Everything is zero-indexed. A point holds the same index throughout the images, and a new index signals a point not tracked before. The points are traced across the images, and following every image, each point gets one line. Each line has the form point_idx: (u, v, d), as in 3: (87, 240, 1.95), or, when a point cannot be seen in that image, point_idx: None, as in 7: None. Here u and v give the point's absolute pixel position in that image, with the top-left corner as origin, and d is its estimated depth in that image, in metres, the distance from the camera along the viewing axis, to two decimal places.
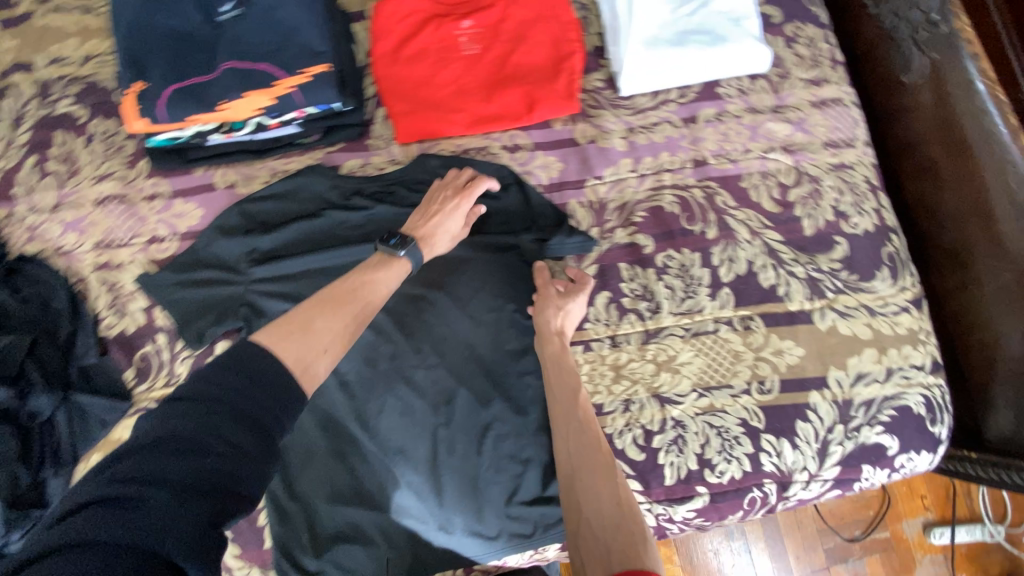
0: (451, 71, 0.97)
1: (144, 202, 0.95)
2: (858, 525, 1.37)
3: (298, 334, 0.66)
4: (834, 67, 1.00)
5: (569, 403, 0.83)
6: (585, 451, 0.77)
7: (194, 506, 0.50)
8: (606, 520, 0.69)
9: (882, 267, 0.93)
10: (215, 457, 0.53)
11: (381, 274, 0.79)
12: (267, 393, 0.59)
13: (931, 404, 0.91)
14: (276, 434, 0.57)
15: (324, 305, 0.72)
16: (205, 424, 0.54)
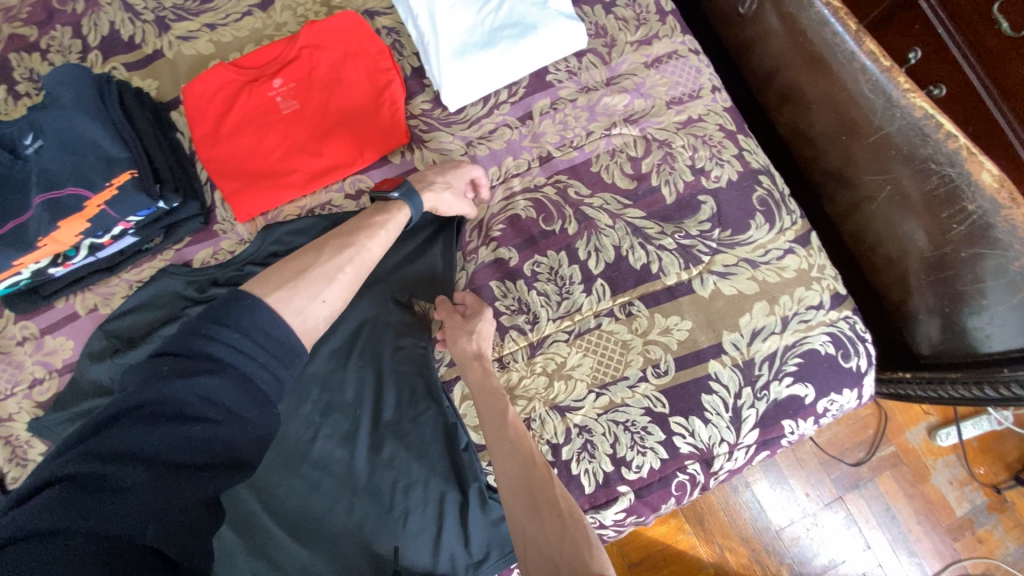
0: (275, 134, 0.94)
1: (17, 348, 0.95)
2: (862, 447, 1.29)
3: (297, 286, 0.68)
4: (662, 19, 0.94)
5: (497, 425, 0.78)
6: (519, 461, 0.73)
7: (184, 479, 0.51)
8: (551, 535, 0.65)
9: (756, 215, 0.89)
10: (207, 423, 0.54)
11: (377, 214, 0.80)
12: (260, 355, 0.60)
13: (840, 340, 0.87)
14: (267, 400, 0.60)
15: (336, 251, 0.74)
16: (196, 388, 0.55)
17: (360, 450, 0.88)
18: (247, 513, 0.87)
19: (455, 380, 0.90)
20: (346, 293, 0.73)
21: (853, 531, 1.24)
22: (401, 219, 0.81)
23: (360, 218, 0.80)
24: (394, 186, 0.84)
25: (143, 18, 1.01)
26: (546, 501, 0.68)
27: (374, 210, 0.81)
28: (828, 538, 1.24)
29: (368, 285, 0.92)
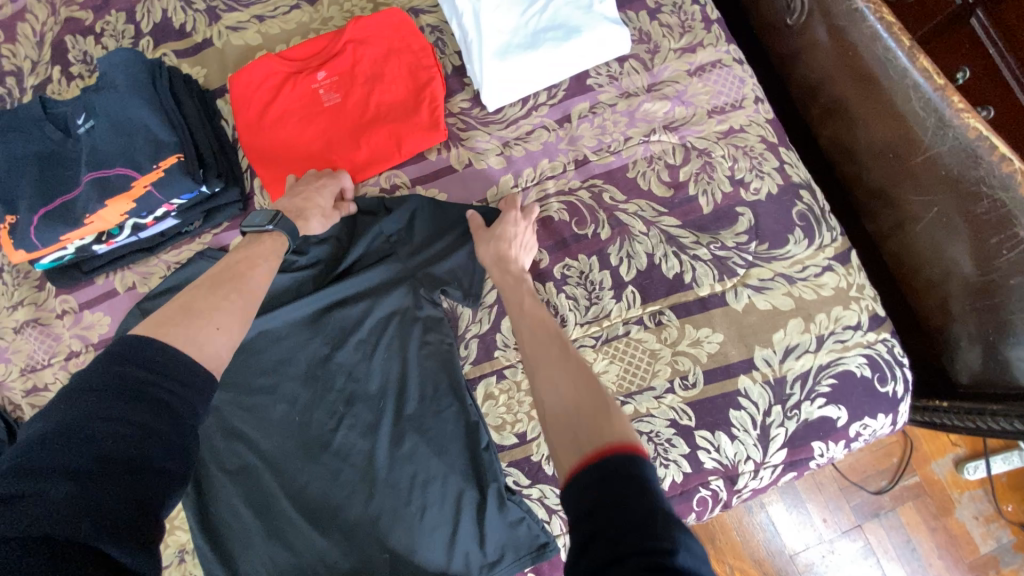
0: (316, 126, 0.95)
1: (56, 320, 0.98)
2: (884, 475, 1.25)
3: (185, 320, 0.64)
4: (708, 27, 0.93)
5: (525, 323, 0.78)
6: (544, 349, 0.73)
7: (93, 498, 0.47)
8: (571, 403, 0.64)
9: (795, 230, 0.87)
10: (116, 438, 0.50)
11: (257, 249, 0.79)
12: (166, 370, 0.57)
13: (877, 363, 0.85)
14: (183, 411, 0.56)
15: (220, 287, 0.71)
16: (95, 409, 0.51)
17: (381, 443, 0.88)
18: (267, 498, 0.88)
19: (478, 379, 0.90)
20: (240, 319, 0.70)
21: (871, 562, 1.21)
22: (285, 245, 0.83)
23: (233, 256, 0.78)
24: (273, 216, 0.82)
25: (195, 7, 1.04)
26: (568, 380, 0.67)
27: (246, 245, 0.80)
28: (844, 566, 1.21)
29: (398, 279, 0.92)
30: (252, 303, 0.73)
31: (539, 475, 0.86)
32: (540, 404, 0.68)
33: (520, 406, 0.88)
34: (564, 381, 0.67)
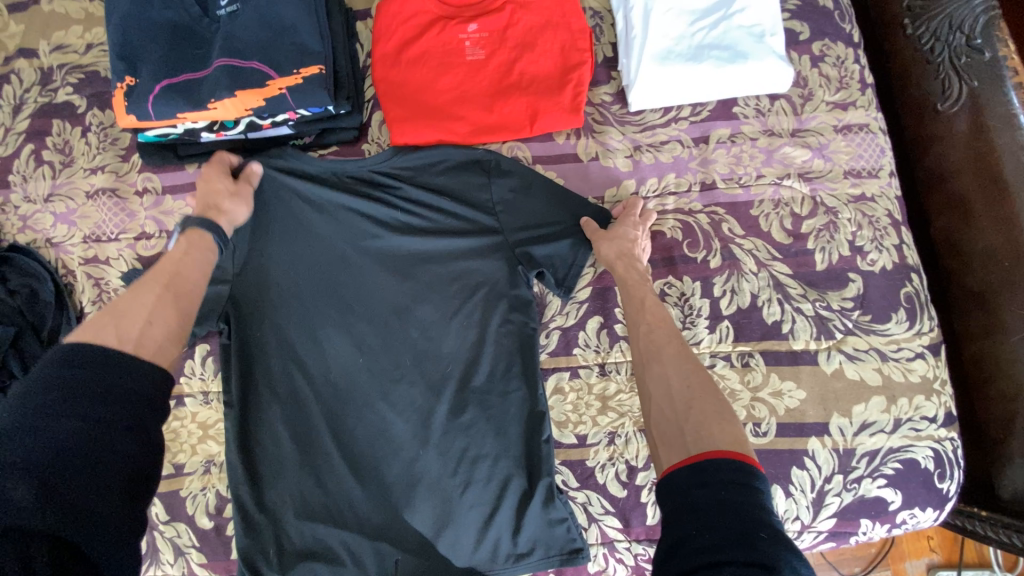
0: (453, 77, 0.92)
1: (134, 197, 0.94)
2: (858, 563, 1.27)
3: (114, 319, 0.63)
4: (864, 89, 0.92)
5: (635, 304, 0.79)
6: (659, 344, 0.73)
7: (58, 492, 0.50)
8: (675, 394, 0.67)
9: (899, 310, 0.86)
10: (71, 433, 0.53)
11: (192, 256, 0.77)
12: (112, 366, 0.58)
13: (941, 460, 0.85)
14: (140, 401, 0.58)
15: (149, 288, 0.70)
16: (48, 405, 0.53)
17: (441, 407, 0.86)
18: (311, 431, 0.86)
19: (551, 370, 0.88)
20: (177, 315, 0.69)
21: None
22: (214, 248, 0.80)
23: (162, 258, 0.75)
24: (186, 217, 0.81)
25: None
26: (675, 371, 0.69)
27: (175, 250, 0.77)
28: None
29: (498, 250, 0.90)
30: (185, 303, 0.71)
31: (588, 480, 0.85)
32: (648, 395, 0.70)
33: (587, 409, 0.86)
34: (678, 380, 0.68)
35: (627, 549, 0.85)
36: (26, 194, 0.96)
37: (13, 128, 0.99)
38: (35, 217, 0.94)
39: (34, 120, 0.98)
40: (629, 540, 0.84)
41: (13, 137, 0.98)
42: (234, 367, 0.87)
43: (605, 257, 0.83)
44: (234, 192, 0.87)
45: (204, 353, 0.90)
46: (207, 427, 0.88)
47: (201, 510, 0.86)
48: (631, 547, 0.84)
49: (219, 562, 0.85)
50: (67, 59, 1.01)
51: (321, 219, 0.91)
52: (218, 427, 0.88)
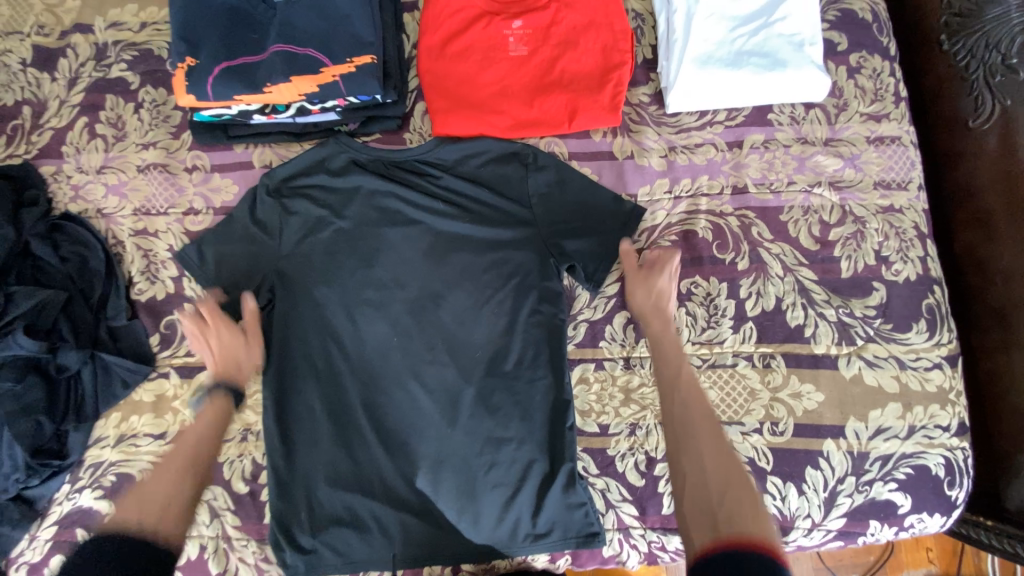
0: (496, 71, 0.95)
1: (183, 174, 0.97)
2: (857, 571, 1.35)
3: (139, 502, 0.76)
4: (898, 102, 0.93)
5: (672, 375, 0.82)
6: (693, 420, 0.76)
7: None
8: (711, 486, 0.68)
9: (920, 321, 0.88)
10: None
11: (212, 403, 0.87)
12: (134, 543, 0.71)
13: (952, 467, 0.87)
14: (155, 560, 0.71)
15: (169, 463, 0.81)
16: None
17: (469, 390, 0.90)
18: (345, 405, 0.90)
19: (577, 361, 0.91)
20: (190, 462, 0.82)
21: None
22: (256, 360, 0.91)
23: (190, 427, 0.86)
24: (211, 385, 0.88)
25: None
26: (710, 456, 0.72)
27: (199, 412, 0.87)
28: None
29: (531, 242, 0.93)
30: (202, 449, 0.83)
31: (608, 468, 0.88)
32: (682, 475, 0.72)
33: (610, 400, 0.90)
34: (712, 465, 0.70)
35: (641, 536, 0.88)
36: (79, 165, 0.99)
37: (68, 101, 1.02)
38: (87, 187, 0.98)
39: (88, 94, 1.02)
40: (644, 527, 0.88)
41: (68, 109, 1.02)
42: (276, 341, 0.92)
43: (639, 303, 0.88)
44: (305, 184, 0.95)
45: None
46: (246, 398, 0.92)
47: (237, 475, 0.90)
48: (645, 534, 0.88)
49: (251, 526, 0.89)
50: (121, 36, 1.04)
51: (362, 203, 0.94)
52: (256, 398, 0.92)
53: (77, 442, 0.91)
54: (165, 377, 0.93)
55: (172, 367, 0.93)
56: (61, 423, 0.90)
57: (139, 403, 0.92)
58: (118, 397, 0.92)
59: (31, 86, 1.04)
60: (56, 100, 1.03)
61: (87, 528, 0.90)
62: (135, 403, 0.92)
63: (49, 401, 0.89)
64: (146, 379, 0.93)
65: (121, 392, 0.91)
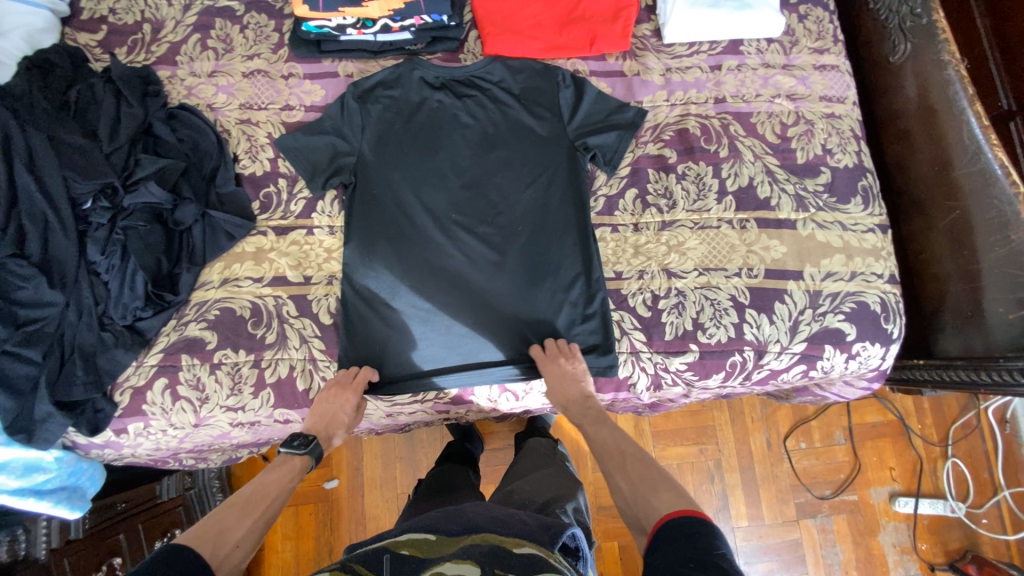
0: (532, 8, 1.22)
1: (281, 79, 1.21)
2: (829, 487, 1.71)
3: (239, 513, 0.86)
4: (835, 42, 1.24)
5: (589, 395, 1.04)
6: (605, 448, 0.96)
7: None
8: (614, 458, 0.93)
9: (857, 196, 1.16)
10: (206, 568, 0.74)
11: (284, 472, 0.96)
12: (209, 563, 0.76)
13: (887, 306, 1.13)
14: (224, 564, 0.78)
15: (263, 490, 0.92)
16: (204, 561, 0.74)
17: (514, 248, 1.14)
18: (414, 263, 1.13)
19: (598, 225, 1.15)
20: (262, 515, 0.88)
21: (800, 548, 1.67)
22: (374, 378, 1.06)
23: (262, 480, 0.93)
24: (308, 441, 0.99)
25: None
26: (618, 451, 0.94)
27: (284, 465, 0.97)
28: (783, 549, 1.66)
29: (563, 138, 1.18)
30: (270, 508, 0.90)
31: (622, 304, 1.11)
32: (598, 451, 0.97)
33: (623, 253, 1.13)
34: (621, 456, 0.93)
35: (648, 358, 1.09)
36: (192, 70, 1.22)
37: (182, 22, 1.25)
38: (199, 87, 1.21)
39: (200, 17, 1.25)
40: (650, 350, 1.09)
41: (182, 28, 1.25)
42: (358, 209, 1.14)
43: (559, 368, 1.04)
44: (384, 84, 1.19)
45: (333, 197, 1.17)
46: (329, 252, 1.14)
47: (323, 310, 1.11)
48: (651, 355, 1.09)
49: (332, 349, 1.10)
50: None
51: (426, 103, 1.19)
52: (340, 252, 1.14)
53: (187, 282, 1.10)
54: (263, 235, 1.14)
55: (269, 226, 1.15)
56: (175, 266, 1.09)
57: (241, 253, 1.13)
58: (223, 247, 1.12)
59: (150, 9, 1.26)
60: (172, 20, 1.26)
61: (192, 354, 1.08)
62: (238, 252, 1.13)
63: (167, 246, 1.09)
64: (247, 235, 1.14)
65: (226, 243, 1.12)
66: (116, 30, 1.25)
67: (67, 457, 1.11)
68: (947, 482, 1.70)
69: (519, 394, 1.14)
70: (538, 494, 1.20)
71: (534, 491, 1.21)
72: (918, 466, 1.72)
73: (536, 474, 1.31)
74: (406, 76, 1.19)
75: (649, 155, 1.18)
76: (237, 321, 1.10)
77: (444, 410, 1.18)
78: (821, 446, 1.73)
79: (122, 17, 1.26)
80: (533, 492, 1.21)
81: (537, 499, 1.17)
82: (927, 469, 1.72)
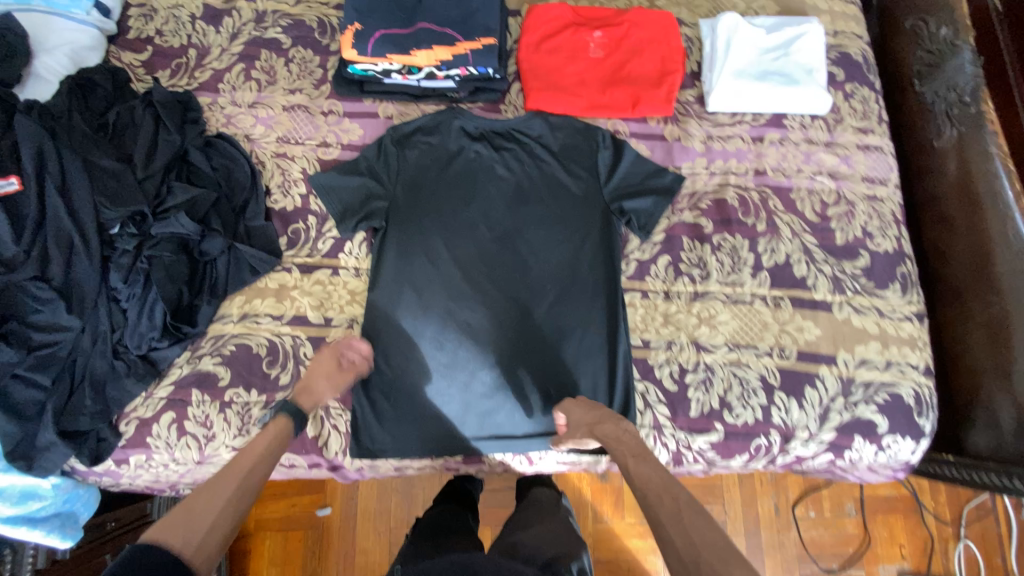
0: (577, 66, 1.23)
1: (319, 115, 1.21)
2: (836, 560, 1.64)
3: (212, 490, 0.80)
4: (880, 122, 1.23)
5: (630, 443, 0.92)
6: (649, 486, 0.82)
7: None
8: (662, 498, 0.80)
9: (895, 283, 1.13)
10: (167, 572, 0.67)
11: (267, 435, 0.92)
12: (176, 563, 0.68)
13: (920, 400, 1.09)
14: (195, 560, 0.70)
15: (241, 462, 0.87)
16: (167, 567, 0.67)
17: (540, 308, 1.11)
18: (437, 314, 1.10)
19: (628, 290, 1.12)
20: (232, 512, 0.79)
21: None
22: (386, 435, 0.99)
23: (244, 447, 0.89)
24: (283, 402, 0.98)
25: None
26: (665, 488, 0.81)
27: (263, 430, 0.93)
28: None
29: (598, 200, 1.16)
30: (242, 500, 0.82)
31: (648, 375, 1.07)
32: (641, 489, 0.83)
33: (652, 321, 1.10)
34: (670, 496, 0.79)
35: (670, 435, 1.05)
36: (233, 99, 1.22)
37: (228, 50, 1.26)
38: (238, 117, 1.21)
39: (246, 47, 1.26)
40: (673, 427, 1.05)
41: (227, 56, 1.25)
42: (385, 255, 1.12)
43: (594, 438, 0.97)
44: (423, 130, 1.19)
45: (361, 239, 1.15)
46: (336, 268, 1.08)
47: None
48: (673, 432, 1.05)
49: (346, 398, 1.06)
50: (278, 7, 1.29)
51: (466, 153, 1.18)
52: (363, 297, 1.12)
53: (205, 315, 1.08)
54: (287, 271, 1.13)
55: (294, 263, 1.13)
56: (195, 298, 1.07)
57: (264, 289, 1.11)
58: (247, 282, 1.10)
59: (197, 34, 1.27)
60: (218, 48, 1.26)
61: (202, 391, 1.05)
62: (261, 288, 1.11)
63: (190, 278, 1.07)
64: (272, 271, 1.12)
65: (249, 278, 1.10)
66: (161, 53, 1.26)
67: (64, 484, 1.07)
68: (958, 565, 1.63)
69: (534, 458, 1.10)
70: (544, 550, 1.13)
71: (539, 547, 1.15)
72: (929, 544, 1.65)
73: (540, 527, 1.25)
74: (446, 123, 1.19)
75: (685, 222, 1.16)
76: (252, 359, 1.07)
77: (452, 469, 1.11)
78: (830, 516, 1.66)
79: (168, 40, 1.27)
80: (538, 547, 1.15)
81: (544, 556, 1.10)
82: (938, 549, 1.65)
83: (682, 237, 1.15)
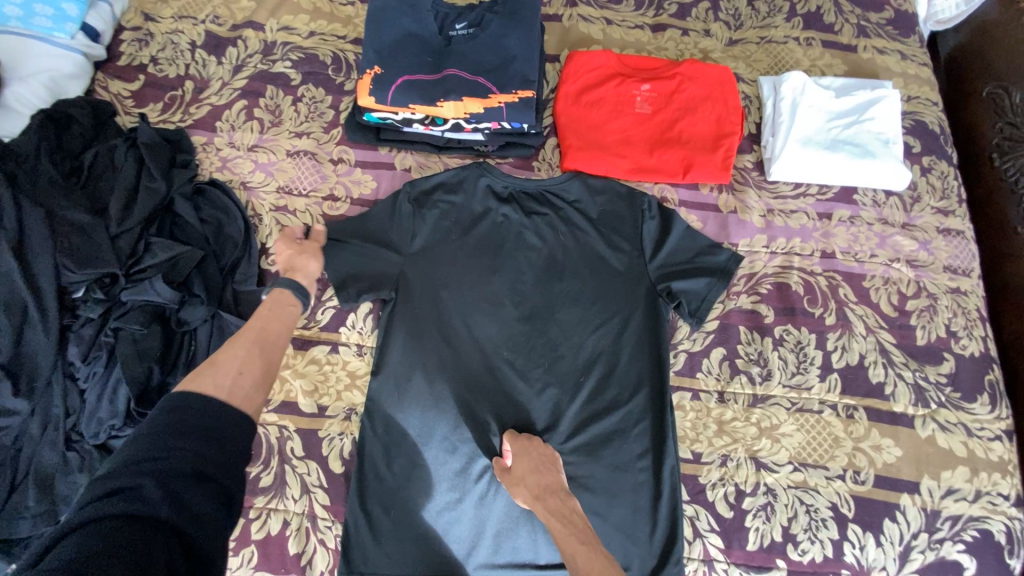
0: (622, 123, 1.09)
1: (328, 164, 1.07)
2: None
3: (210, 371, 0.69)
4: (962, 203, 1.08)
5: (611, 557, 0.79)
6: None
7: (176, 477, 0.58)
8: None
9: (983, 394, 0.97)
10: (178, 460, 0.59)
11: (272, 314, 0.83)
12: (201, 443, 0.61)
13: (1012, 536, 0.90)
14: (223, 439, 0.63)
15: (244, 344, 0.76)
16: (182, 455, 0.59)
17: (571, 406, 0.94)
18: (450, 409, 0.93)
19: (675, 388, 0.97)
20: (263, 367, 0.74)
21: None
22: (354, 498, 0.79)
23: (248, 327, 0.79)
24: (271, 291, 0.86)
25: None
26: None
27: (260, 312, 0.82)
28: None
29: (642, 278, 1.00)
30: (272, 354, 0.77)
31: (698, 496, 0.91)
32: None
33: (704, 429, 0.94)
34: None
35: (722, 571, 0.88)
36: (231, 140, 1.08)
37: (230, 84, 1.12)
38: (235, 162, 1.06)
39: (250, 81, 1.12)
40: (727, 562, 0.88)
41: (229, 91, 1.11)
42: (392, 333, 0.96)
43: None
44: (444, 187, 1.03)
45: (368, 311, 1.00)
46: (289, 264, 0.93)
47: (336, 453, 0.92)
48: (727, 568, 0.88)
49: (338, 507, 0.90)
50: (290, 39, 1.16)
51: (492, 218, 1.03)
52: (364, 381, 0.96)
53: None
54: None
55: None
56: (167, 375, 0.91)
57: None
58: None
59: (196, 64, 1.13)
60: (219, 80, 1.12)
61: None
62: None
63: (163, 352, 0.91)
64: None
65: None
66: (154, 83, 1.11)
67: None
68: None
69: None
70: None
71: None
72: None
73: None
74: (472, 181, 1.04)
75: (742, 309, 1.01)
76: None
77: None
78: None
79: (163, 68, 1.13)
80: None
81: None
82: None
83: (739, 328, 1.00)
